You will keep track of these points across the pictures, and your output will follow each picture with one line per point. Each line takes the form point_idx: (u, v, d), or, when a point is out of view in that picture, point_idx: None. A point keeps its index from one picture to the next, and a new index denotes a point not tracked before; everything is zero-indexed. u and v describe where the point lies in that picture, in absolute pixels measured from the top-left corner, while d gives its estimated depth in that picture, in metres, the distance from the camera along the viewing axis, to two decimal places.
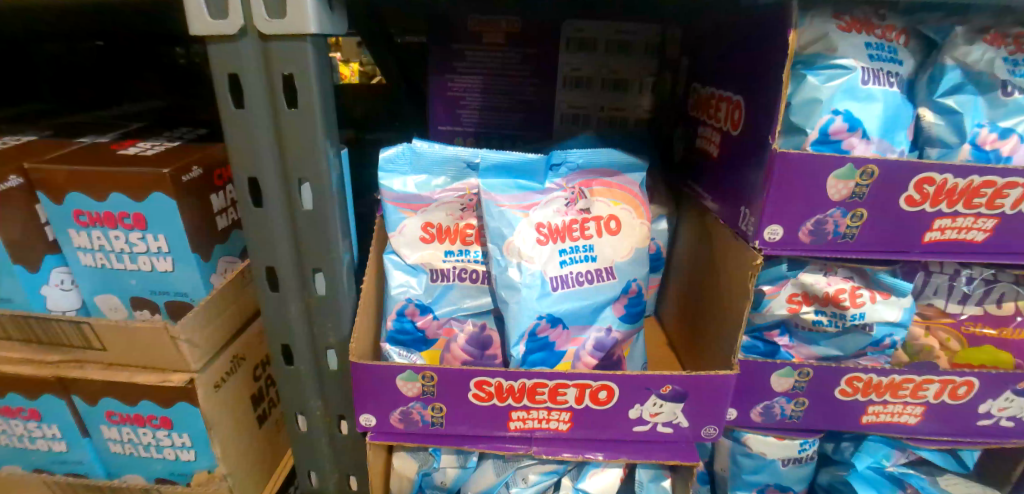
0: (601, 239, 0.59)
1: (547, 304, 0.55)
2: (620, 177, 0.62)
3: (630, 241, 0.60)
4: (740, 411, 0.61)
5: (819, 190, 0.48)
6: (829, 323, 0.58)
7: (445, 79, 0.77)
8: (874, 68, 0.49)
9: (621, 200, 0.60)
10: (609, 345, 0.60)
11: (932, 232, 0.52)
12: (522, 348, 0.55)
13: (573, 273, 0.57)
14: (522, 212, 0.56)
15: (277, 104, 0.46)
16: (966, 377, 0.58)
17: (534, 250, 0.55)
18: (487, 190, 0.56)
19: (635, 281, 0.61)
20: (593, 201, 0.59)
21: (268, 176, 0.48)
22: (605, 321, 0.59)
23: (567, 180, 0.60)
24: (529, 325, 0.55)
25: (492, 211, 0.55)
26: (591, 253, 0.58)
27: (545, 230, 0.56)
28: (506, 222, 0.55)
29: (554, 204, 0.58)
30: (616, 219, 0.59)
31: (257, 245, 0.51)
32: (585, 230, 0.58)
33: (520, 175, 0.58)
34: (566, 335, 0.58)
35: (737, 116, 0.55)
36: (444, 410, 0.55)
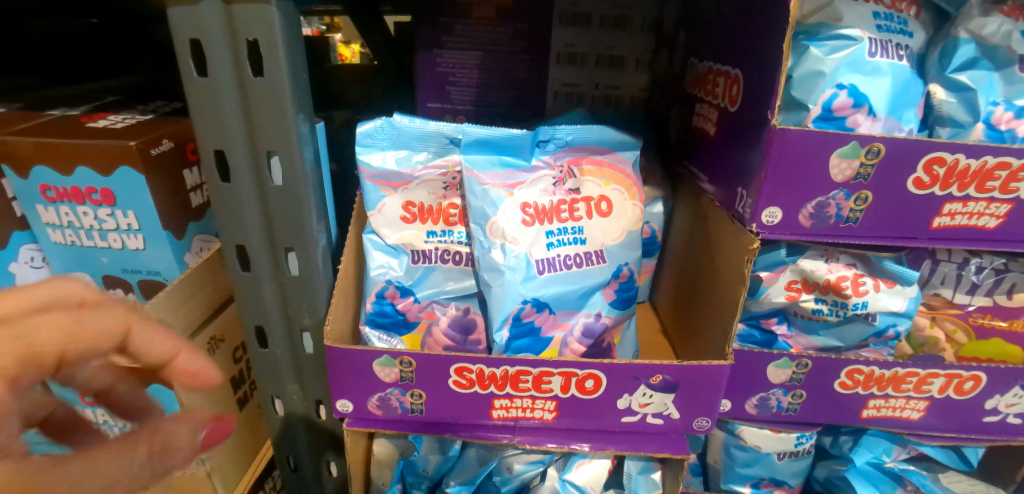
0: (590, 221, 0.56)
1: (532, 288, 0.53)
2: (612, 156, 0.59)
3: (621, 223, 0.57)
4: (735, 403, 0.58)
5: (821, 170, 0.45)
6: (830, 312, 0.55)
7: (433, 54, 0.74)
8: (882, 40, 0.45)
9: (613, 180, 0.57)
10: (599, 331, 0.57)
11: (941, 217, 0.49)
12: (505, 333, 0.53)
13: (561, 256, 0.54)
14: (506, 191, 0.53)
15: (243, 71, 0.43)
16: (972, 371, 0.56)
17: (519, 231, 0.53)
18: (470, 168, 0.53)
19: (626, 265, 0.58)
20: (582, 180, 0.56)
21: (236, 149, 0.46)
22: (595, 306, 0.57)
23: (554, 157, 0.57)
24: (513, 310, 0.52)
25: (475, 190, 0.53)
26: (580, 235, 0.55)
27: (531, 210, 0.53)
28: (490, 201, 0.53)
29: (541, 183, 0.55)
30: (607, 200, 0.57)
31: (227, 223, 0.49)
32: (574, 211, 0.55)
33: (504, 151, 0.55)
34: (553, 321, 0.55)
35: (735, 92, 0.52)
36: (424, 397, 0.53)
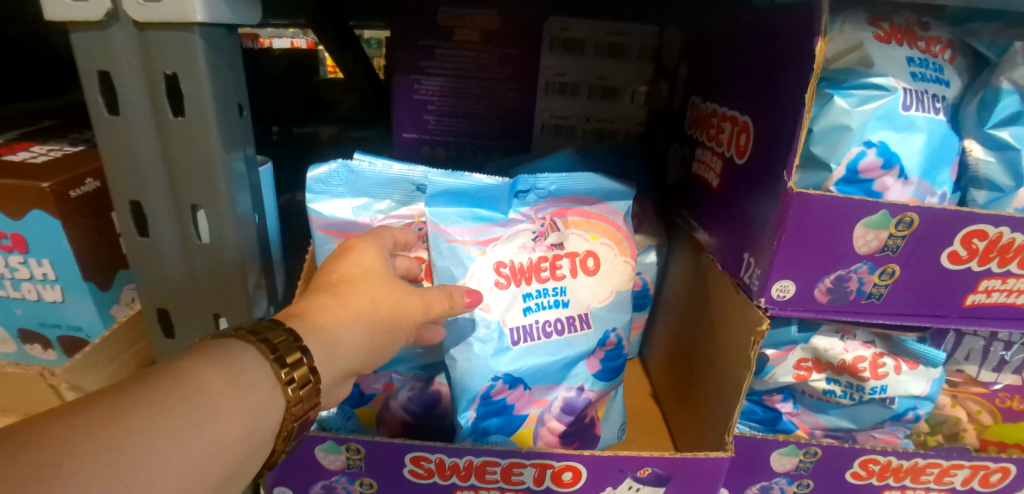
0: (575, 281, 0.49)
1: (504, 362, 0.46)
2: (602, 206, 0.52)
3: (608, 282, 0.50)
4: (733, 491, 0.51)
5: (843, 242, 0.39)
6: (843, 395, 0.49)
7: (412, 80, 0.67)
8: (917, 91, 0.39)
9: (601, 233, 0.50)
10: (580, 407, 0.50)
11: (976, 294, 0.42)
12: (471, 414, 0.46)
13: (539, 323, 0.47)
14: (478, 249, 0.47)
15: (160, 109, 0.36)
16: (1000, 464, 0.49)
17: (491, 296, 0.46)
18: (435, 222, 0.46)
19: (613, 330, 0.51)
20: (567, 234, 0.49)
21: (153, 200, 0.38)
22: (577, 379, 0.49)
23: (535, 209, 0.49)
24: (482, 388, 0.46)
25: (441, 247, 0.46)
26: (562, 297, 0.48)
27: (506, 270, 0.47)
28: (457, 261, 0.46)
29: (518, 238, 0.48)
30: (593, 257, 0.50)
31: (147, 281, 0.42)
32: (557, 269, 0.48)
33: (477, 202, 0.48)
34: (528, 397, 0.48)
35: (744, 142, 0.45)
36: (375, 487, 0.45)
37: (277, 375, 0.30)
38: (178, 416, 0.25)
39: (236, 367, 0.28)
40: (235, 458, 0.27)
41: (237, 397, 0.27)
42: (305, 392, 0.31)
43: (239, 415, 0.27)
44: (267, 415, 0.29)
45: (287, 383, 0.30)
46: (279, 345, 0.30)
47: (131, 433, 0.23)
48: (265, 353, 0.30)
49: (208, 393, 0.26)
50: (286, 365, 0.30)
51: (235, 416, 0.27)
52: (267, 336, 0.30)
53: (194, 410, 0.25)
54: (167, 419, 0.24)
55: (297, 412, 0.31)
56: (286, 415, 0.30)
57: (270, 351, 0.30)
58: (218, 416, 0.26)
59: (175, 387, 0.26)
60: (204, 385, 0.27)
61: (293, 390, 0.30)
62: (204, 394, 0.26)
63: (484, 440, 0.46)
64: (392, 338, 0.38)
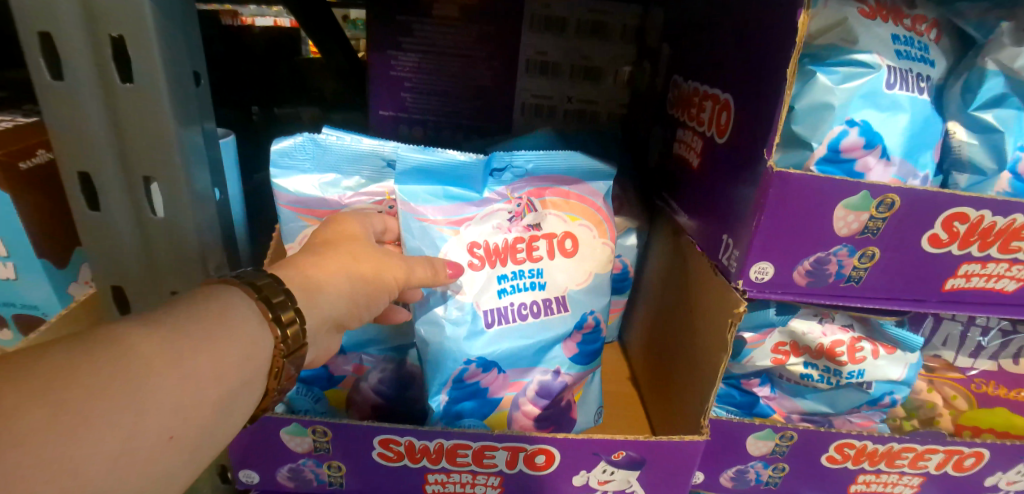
0: (552, 263, 0.48)
1: (477, 345, 0.45)
2: (581, 186, 0.50)
3: (586, 265, 0.49)
4: (708, 474, 0.51)
5: (823, 223, 0.38)
6: (820, 379, 0.49)
7: (388, 56, 0.65)
8: (902, 69, 0.38)
9: (581, 214, 0.49)
10: (557, 390, 0.49)
11: (956, 278, 0.42)
12: (443, 397, 0.45)
13: (514, 306, 0.46)
14: (450, 228, 0.45)
15: (107, 75, 0.33)
16: (975, 448, 0.49)
17: (464, 278, 0.45)
18: (406, 201, 0.45)
19: (592, 313, 0.50)
20: (544, 214, 0.48)
21: (103, 171, 0.36)
22: (553, 362, 0.48)
23: (512, 188, 0.48)
24: (454, 372, 0.45)
25: (412, 228, 0.45)
26: (539, 279, 0.47)
27: (480, 251, 0.45)
28: (430, 242, 0.45)
29: (493, 218, 0.47)
30: (572, 238, 0.48)
31: (100, 258, 0.40)
32: (534, 250, 0.47)
33: (450, 181, 0.47)
34: (503, 380, 0.47)
35: (725, 121, 0.44)
36: (343, 470, 0.44)
37: (264, 313, 0.30)
38: (171, 340, 0.25)
39: (224, 303, 0.29)
40: (229, 387, 0.27)
41: (226, 328, 0.28)
42: (292, 331, 0.31)
43: (229, 346, 0.28)
44: (258, 352, 0.29)
45: (273, 320, 0.30)
46: (263, 286, 0.31)
47: (128, 355, 0.24)
48: (250, 293, 0.30)
49: (198, 323, 0.27)
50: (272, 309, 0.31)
51: (225, 345, 0.27)
52: (252, 279, 0.31)
53: (184, 339, 0.26)
54: (160, 343, 0.25)
55: (287, 350, 0.31)
56: (276, 352, 0.30)
57: (255, 290, 0.30)
58: (209, 345, 0.27)
59: (166, 317, 0.26)
60: (192, 316, 0.27)
61: (278, 331, 0.30)
62: (193, 324, 0.27)
63: (456, 424, 0.45)
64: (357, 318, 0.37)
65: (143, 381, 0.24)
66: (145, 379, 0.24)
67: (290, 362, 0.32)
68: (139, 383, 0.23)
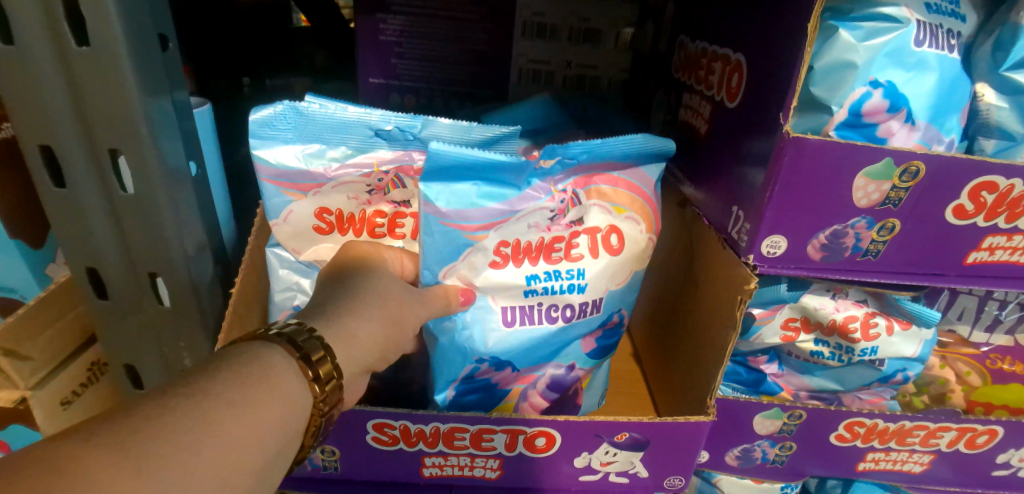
0: (595, 262, 0.43)
1: (491, 344, 0.43)
2: (633, 171, 0.44)
3: (628, 263, 0.45)
4: (713, 453, 0.49)
5: (841, 194, 0.35)
6: (831, 356, 0.47)
7: (376, 20, 0.61)
8: (931, 24, 0.35)
9: (628, 206, 0.44)
10: (568, 384, 0.48)
11: (979, 252, 0.39)
12: (450, 393, 0.44)
13: (541, 306, 0.43)
14: (482, 233, 0.40)
15: (60, 36, 0.30)
16: (990, 426, 0.47)
17: (489, 280, 0.42)
18: (430, 202, 0.38)
19: (619, 311, 0.47)
20: (588, 207, 0.43)
21: (64, 145, 0.34)
22: (570, 358, 0.47)
23: (553, 181, 0.42)
24: (463, 370, 0.43)
25: (433, 230, 0.39)
26: (577, 281, 0.43)
27: (508, 250, 0.41)
28: (452, 245, 0.40)
29: (530, 217, 0.41)
30: (617, 234, 0.43)
31: (69, 241, 0.38)
32: (573, 250, 0.43)
33: (482, 177, 0.40)
34: (514, 376, 0.45)
35: (736, 84, 0.41)
36: (337, 454, 0.43)
37: (304, 371, 0.29)
38: (213, 402, 0.24)
39: (267, 365, 0.27)
40: (270, 450, 0.26)
41: (270, 393, 0.27)
42: (330, 387, 0.30)
43: (273, 401, 0.26)
44: (298, 413, 0.28)
45: (313, 378, 0.29)
46: (303, 342, 0.29)
47: None
48: (289, 350, 0.29)
49: (242, 387, 0.26)
50: (321, 382, 0.29)
51: (270, 408, 0.26)
52: (293, 336, 0.29)
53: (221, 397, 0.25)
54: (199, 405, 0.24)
55: (324, 408, 0.30)
56: (314, 410, 0.29)
57: (295, 348, 0.29)
58: (254, 408, 0.25)
59: (214, 383, 0.25)
60: (233, 380, 0.26)
61: (318, 390, 0.29)
62: (237, 388, 0.25)
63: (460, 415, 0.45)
64: (372, 364, 0.35)
65: (186, 434, 0.23)
66: (190, 432, 0.23)
67: (327, 418, 0.31)
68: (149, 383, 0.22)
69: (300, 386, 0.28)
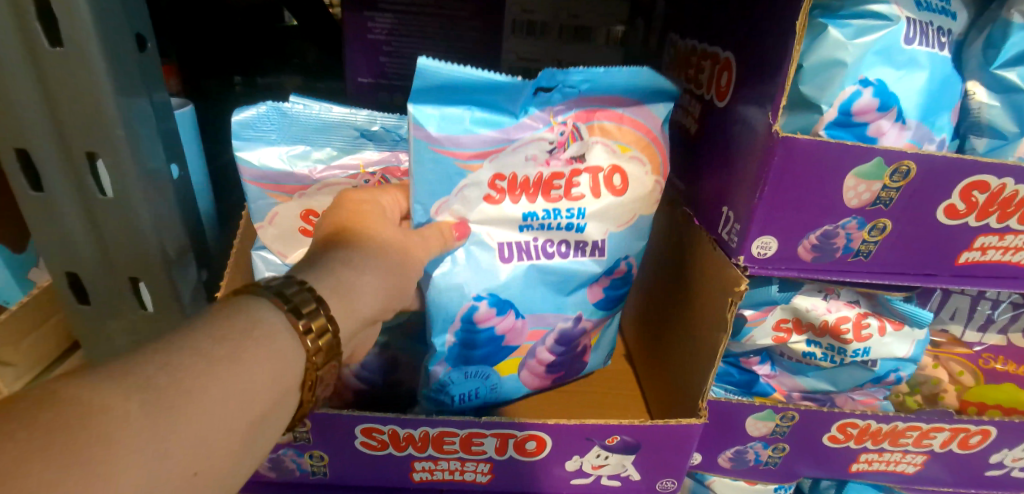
0: (595, 201, 0.42)
1: (492, 283, 0.42)
2: (639, 109, 0.42)
3: (633, 205, 0.43)
4: (706, 455, 0.49)
5: (832, 193, 0.35)
6: (824, 357, 0.47)
7: (365, 18, 0.61)
8: (922, 22, 0.35)
9: (634, 145, 0.42)
10: (575, 337, 0.48)
11: (971, 252, 0.39)
12: (448, 339, 0.43)
13: (539, 243, 0.42)
14: (474, 163, 0.38)
15: (32, 37, 0.30)
16: (983, 426, 0.47)
17: (483, 214, 0.40)
18: (416, 126, 0.36)
19: (625, 259, 0.46)
20: (591, 144, 0.41)
21: (39, 147, 0.33)
22: (575, 309, 0.46)
23: (555, 111, 0.40)
24: (461, 311, 0.42)
25: (422, 158, 0.37)
26: (576, 220, 0.42)
27: (503, 184, 0.40)
28: (442, 177, 0.38)
29: (528, 148, 0.39)
30: (621, 173, 0.42)
31: (47, 245, 0.37)
32: (573, 186, 0.41)
33: (476, 101, 0.37)
34: (520, 328, 0.45)
35: (725, 83, 0.41)
36: (326, 459, 0.43)
37: (293, 324, 0.28)
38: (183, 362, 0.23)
39: (252, 317, 0.27)
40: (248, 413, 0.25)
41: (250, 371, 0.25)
42: (324, 342, 0.29)
43: (260, 351, 0.26)
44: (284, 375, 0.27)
45: (304, 332, 0.28)
46: (292, 295, 0.28)
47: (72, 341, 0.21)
48: (278, 304, 0.28)
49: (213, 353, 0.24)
50: (314, 336, 0.28)
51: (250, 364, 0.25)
52: (279, 287, 0.29)
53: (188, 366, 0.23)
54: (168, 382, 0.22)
55: (319, 361, 0.29)
56: (308, 364, 0.29)
57: (284, 301, 0.28)
58: (239, 362, 0.25)
59: (193, 340, 0.24)
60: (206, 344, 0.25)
61: (311, 342, 0.28)
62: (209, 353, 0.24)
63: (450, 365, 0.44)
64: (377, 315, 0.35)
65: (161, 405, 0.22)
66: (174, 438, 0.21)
67: (322, 372, 0.30)
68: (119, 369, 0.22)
69: (287, 338, 0.27)
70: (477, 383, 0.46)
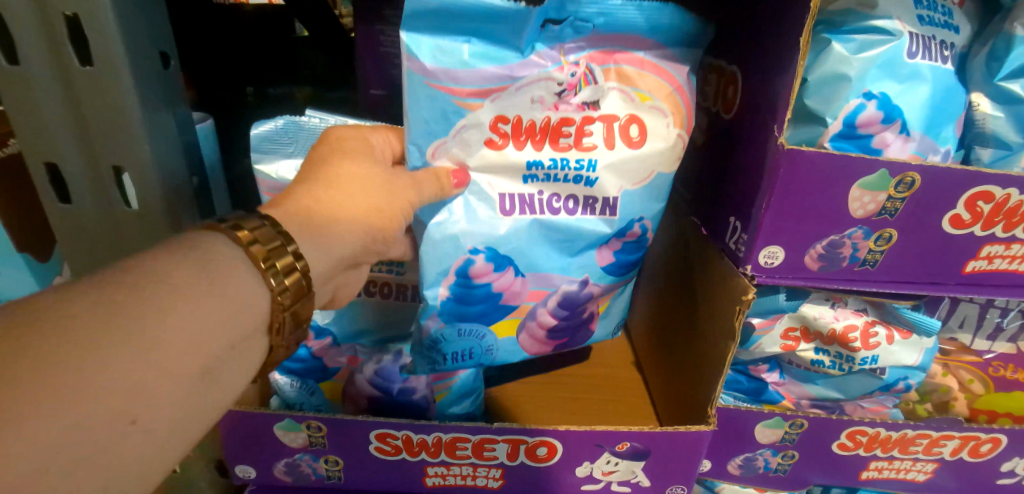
0: (609, 152, 0.38)
1: (490, 235, 0.40)
2: (661, 52, 0.39)
3: (651, 160, 0.40)
4: (715, 462, 0.50)
5: (837, 205, 0.36)
6: (832, 365, 0.47)
7: (376, 31, 0.62)
8: (924, 36, 0.35)
9: (656, 93, 0.38)
10: (580, 302, 0.44)
11: (977, 261, 0.40)
12: (442, 293, 0.41)
13: (543, 197, 0.40)
14: (474, 102, 0.35)
15: (64, 57, 0.32)
16: (993, 434, 0.47)
17: (483, 161, 0.38)
18: (411, 55, 0.33)
19: (640, 220, 0.43)
20: (606, 90, 0.38)
21: (69, 159, 0.36)
22: (580, 272, 0.43)
23: (566, 49, 0.37)
24: (456, 262, 0.40)
25: (416, 95, 0.34)
26: (588, 174, 0.39)
27: (506, 128, 0.37)
28: (438, 117, 0.36)
29: (533, 88, 0.36)
30: (639, 123, 0.38)
31: (74, 249, 0.40)
32: (584, 134, 0.38)
33: (476, 31, 0.34)
34: (520, 285, 0.42)
35: (731, 95, 0.42)
36: (341, 464, 0.44)
37: (256, 261, 0.29)
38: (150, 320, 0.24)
39: (209, 248, 0.28)
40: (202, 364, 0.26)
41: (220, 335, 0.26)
42: (290, 281, 0.30)
43: (218, 275, 0.27)
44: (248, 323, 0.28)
45: (266, 269, 0.29)
46: (251, 230, 0.29)
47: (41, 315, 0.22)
48: (240, 241, 0.29)
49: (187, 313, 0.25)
50: (278, 273, 0.29)
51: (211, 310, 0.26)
52: (238, 221, 0.30)
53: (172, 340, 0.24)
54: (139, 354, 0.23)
55: (284, 303, 0.30)
56: (273, 302, 0.30)
57: (245, 239, 0.29)
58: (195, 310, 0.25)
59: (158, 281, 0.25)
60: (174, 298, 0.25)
61: (274, 280, 0.29)
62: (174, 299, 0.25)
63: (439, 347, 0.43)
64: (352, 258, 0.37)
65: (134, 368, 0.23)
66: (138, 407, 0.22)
67: (289, 314, 0.31)
68: (78, 303, 0.23)
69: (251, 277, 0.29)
70: (470, 343, 0.43)
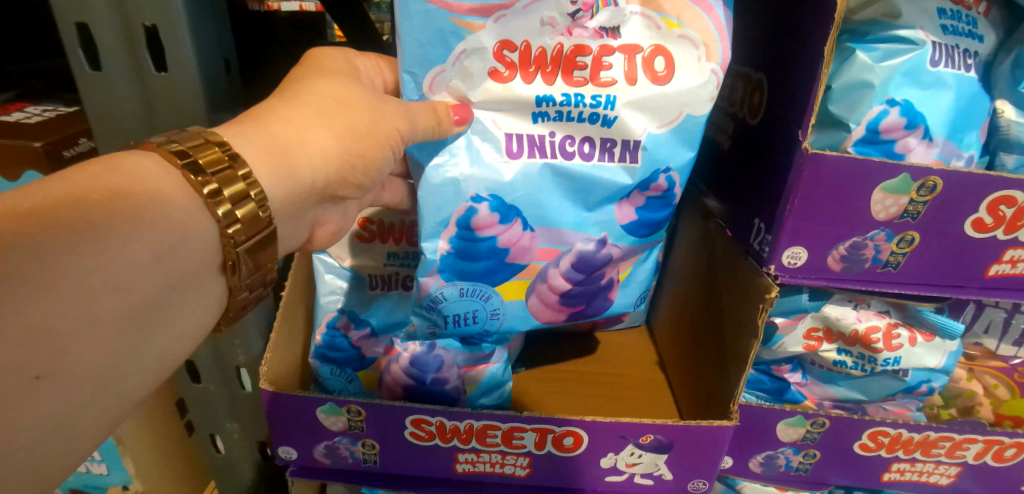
0: (629, 87, 0.39)
1: (494, 182, 0.40)
2: None
3: (677, 95, 0.39)
4: (736, 459, 0.51)
5: (860, 208, 0.37)
6: (854, 366, 0.48)
7: None
8: (947, 44, 0.37)
9: (684, 21, 0.38)
10: (597, 263, 0.45)
11: (1000, 264, 0.40)
12: (441, 246, 0.42)
13: (555, 140, 0.41)
14: (471, 21, 0.36)
15: (141, 63, 0.36)
16: (1017, 439, 0.47)
17: (488, 93, 0.39)
18: None
19: (665, 171, 0.42)
20: (627, 15, 0.38)
21: None
22: (598, 228, 0.44)
23: None
24: (454, 211, 0.41)
25: (412, 14, 0.36)
26: (608, 110, 0.39)
27: (513, 56, 0.38)
28: (435, 38, 0.37)
29: (544, 9, 0.37)
30: (662, 53, 0.39)
31: None
32: (600, 63, 0.38)
33: None
34: (530, 240, 0.43)
35: (757, 101, 0.43)
36: (377, 448, 0.46)
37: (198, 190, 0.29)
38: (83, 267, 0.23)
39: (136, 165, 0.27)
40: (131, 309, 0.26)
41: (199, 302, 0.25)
42: (245, 210, 0.30)
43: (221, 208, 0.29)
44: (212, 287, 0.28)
45: (210, 197, 0.29)
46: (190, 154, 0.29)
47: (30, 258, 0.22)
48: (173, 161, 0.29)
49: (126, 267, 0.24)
50: (229, 204, 0.29)
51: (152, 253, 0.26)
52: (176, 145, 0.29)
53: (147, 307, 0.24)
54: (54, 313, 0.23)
55: (237, 241, 0.31)
56: (223, 239, 0.30)
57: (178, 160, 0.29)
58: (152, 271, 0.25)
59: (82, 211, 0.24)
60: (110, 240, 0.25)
61: (221, 206, 0.29)
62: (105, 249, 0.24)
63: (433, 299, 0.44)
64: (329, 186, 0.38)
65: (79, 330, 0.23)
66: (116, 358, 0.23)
67: (245, 253, 0.31)
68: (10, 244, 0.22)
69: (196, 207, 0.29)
70: (474, 305, 0.45)
